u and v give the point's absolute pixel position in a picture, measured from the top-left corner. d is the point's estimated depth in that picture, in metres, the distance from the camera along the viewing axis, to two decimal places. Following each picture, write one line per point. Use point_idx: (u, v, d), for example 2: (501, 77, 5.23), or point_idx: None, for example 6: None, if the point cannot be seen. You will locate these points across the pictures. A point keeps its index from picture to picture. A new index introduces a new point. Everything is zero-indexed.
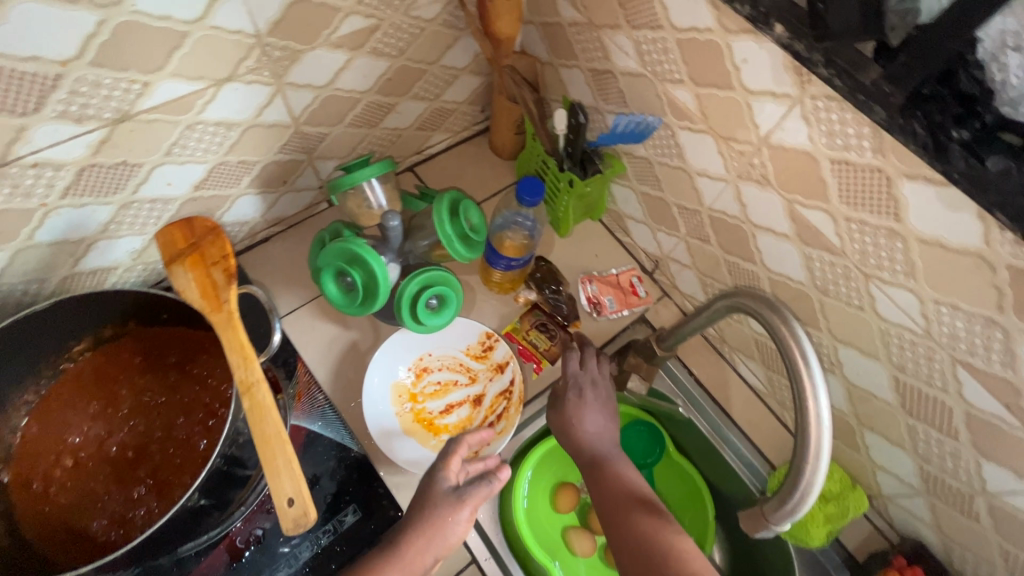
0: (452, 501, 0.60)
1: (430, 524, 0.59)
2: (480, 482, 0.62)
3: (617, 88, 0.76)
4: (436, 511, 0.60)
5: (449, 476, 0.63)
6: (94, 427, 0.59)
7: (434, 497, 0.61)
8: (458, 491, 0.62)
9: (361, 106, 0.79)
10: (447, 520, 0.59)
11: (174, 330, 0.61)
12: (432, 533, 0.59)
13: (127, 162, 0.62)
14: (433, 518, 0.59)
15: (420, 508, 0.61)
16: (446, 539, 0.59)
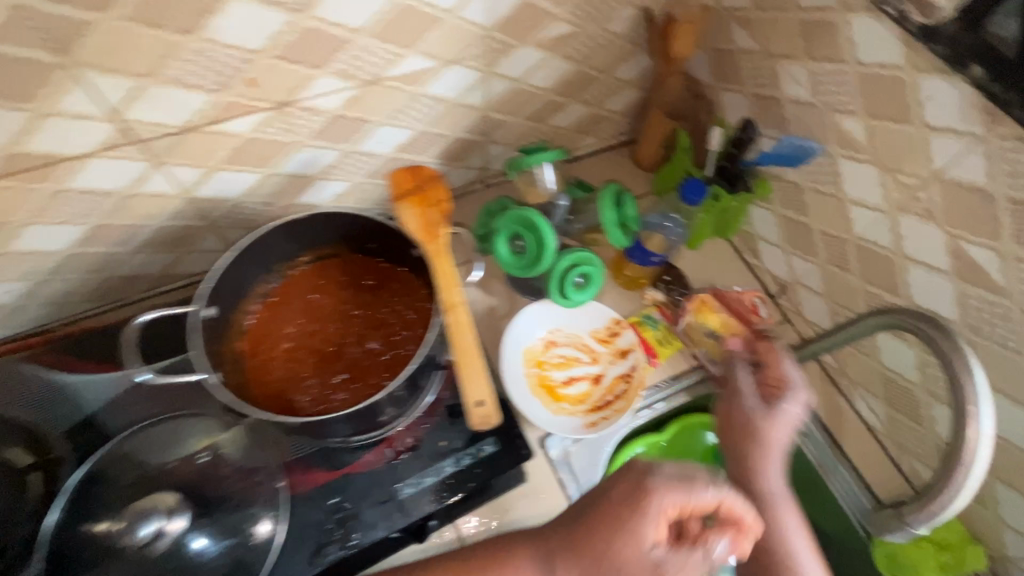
0: (637, 536, 0.56)
1: (610, 558, 0.57)
2: (672, 557, 0.56)
3: (781, 113, 0.81)
4: (627, 548, 0.56)
5: (656, 534, 0.56)
6: (303, 322, 0.69)
7: (625, 528, 0.56)
8: (650, 539, 0.56)
9: (539, 102, 0.90)
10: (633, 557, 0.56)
11: (376, 261, 0.73)
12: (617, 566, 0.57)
13: (362, 118, 0.75)
14: (614, 560, 0.57)
15: (606, 537, 0.57)
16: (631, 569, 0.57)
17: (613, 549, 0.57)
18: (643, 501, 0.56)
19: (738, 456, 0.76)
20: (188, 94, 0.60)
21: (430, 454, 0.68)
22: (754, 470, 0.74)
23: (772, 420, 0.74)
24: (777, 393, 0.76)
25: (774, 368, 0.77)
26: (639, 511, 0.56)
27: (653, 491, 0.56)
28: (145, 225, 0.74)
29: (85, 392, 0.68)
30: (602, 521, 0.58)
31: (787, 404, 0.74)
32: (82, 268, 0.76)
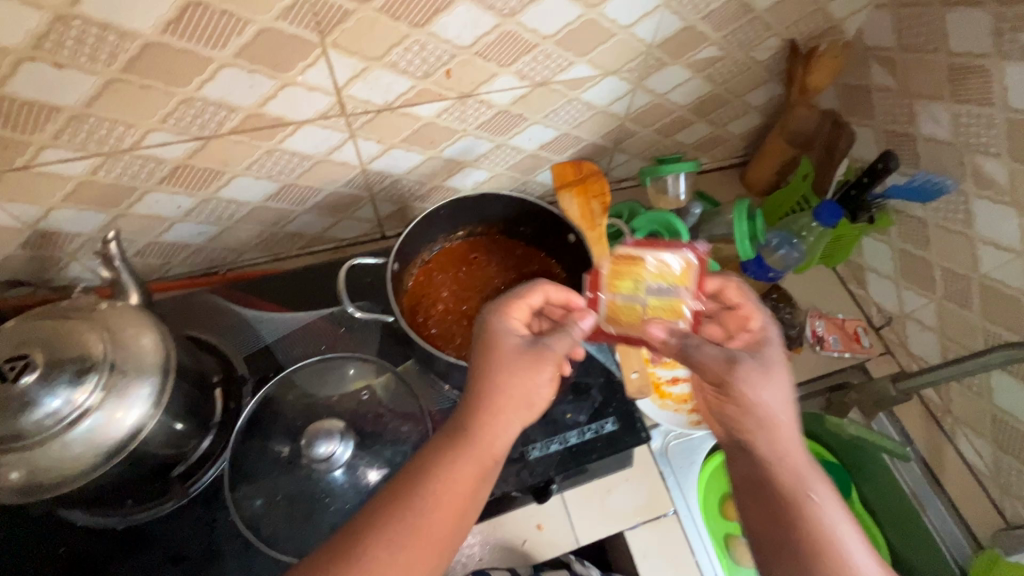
0: (540, 364, 0.58)
1: (513, 391, 0.57)
2: (558, 334, 0.60)
3: (915, 150, 0.85)
4: (512, 377, 0.57)
5: (518, 328, 0.61)
6: (456, 289, 0.78)
7: (514, 356, 0.58)
8: (543, 350, 0.59)
9: (671, 117, 0.96)
10: (533, 385, 0.57)
11: (522, 243, 0.81)
12: (517, 399, 0.56)
13: (523, 115, 0.83)
14: (511, 389, 0.57)
15: (496, 373, 0.57)
16: (535, 395, 0.58)
17: (501, 381, 0.56)
18: (494, 339, 0.59)
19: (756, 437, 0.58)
20: (399, 78, 0.69)
21: (557, 424, 0.74)
22: (783, 442, 0.57)
23: (773, 378, 0.58)
24: (748, 342, 0.63)
25: (749, 314, 0.65)
26: (495, 346, 0.59)
27: (510, 304, 0.61)
28: (322, 188, 0.84)
29: (263, 326, 0.78)
30: (497, 361, 0.58)
31: (773, 352, 0.61)
32: (261, 220, 0.86)
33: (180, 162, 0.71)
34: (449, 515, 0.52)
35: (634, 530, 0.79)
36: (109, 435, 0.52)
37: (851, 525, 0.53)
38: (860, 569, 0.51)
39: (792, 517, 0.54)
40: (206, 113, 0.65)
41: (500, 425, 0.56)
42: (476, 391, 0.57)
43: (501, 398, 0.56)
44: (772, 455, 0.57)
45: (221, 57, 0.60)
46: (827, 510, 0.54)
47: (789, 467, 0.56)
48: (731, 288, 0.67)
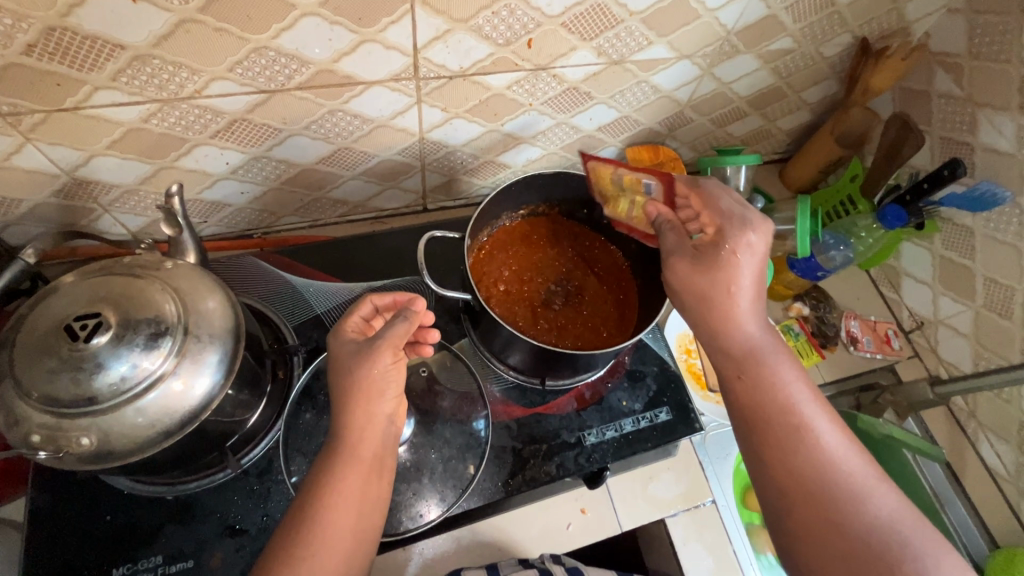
0: (371, 355, 0.56)
1: (358, 387, 0.56)
2: (393, 320, 0.59)
3: (971, 160, 0.85)
4: (357, 377, 0.56)
5: (354, 336, 0.60)
6: (515, 270, 0.76)
7: (352, 358, 0.57)
8: (374, 343, 0.58)
9: (729, 108, 0.94)
10: (372, 377, 0.56)
11: (583, 228, 0.79)
12: (358, 398, 0.56)
13: (590, 94, 0.81)
14: (364, 385, 0.56)
15: (343, 377, 0.57)
16: (382, 389, 0.57)
17: (356, 384, 0.56)
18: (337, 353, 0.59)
19: (702, 322, 0.59)
20: (479, 44, 0.66)
21: (613, 410, 0.73)
22: (735, 323, 0.58)
23: (732, 266, 0.57)
24: (713, 236, 0.60)
25: (710, 211, 0.61)
26: (337, 358, 0.59)
27: (340, 321, 0.61)
28: (376, 154, 0.80)
29: (313, 295, 0.75)
30: (343, 367, 0.58)
31: (732, 241, 0.58)
32: (307, 184, 0.82)
33: (239, 116, 0.66)
34: (350, 513, 0.53)
35: (676, 518, 0.79)
36: (179, 404, 0.49)
37: (819, 410, 0.55)
38: (818, 434, 0.54)
39: (754, 394, 0.56)
40: (276, 65, 0.61)
41: (366, 421, 0.56)
42: (337, 398, 0.57)
43: (351, 398, 0.56)
44: (734, 340, 0.58)
45: (305, 5, 0.55)
46: (788, 377, 0.56)
47: (748, 345, 0.57)
48: (696, 191, 0.63)
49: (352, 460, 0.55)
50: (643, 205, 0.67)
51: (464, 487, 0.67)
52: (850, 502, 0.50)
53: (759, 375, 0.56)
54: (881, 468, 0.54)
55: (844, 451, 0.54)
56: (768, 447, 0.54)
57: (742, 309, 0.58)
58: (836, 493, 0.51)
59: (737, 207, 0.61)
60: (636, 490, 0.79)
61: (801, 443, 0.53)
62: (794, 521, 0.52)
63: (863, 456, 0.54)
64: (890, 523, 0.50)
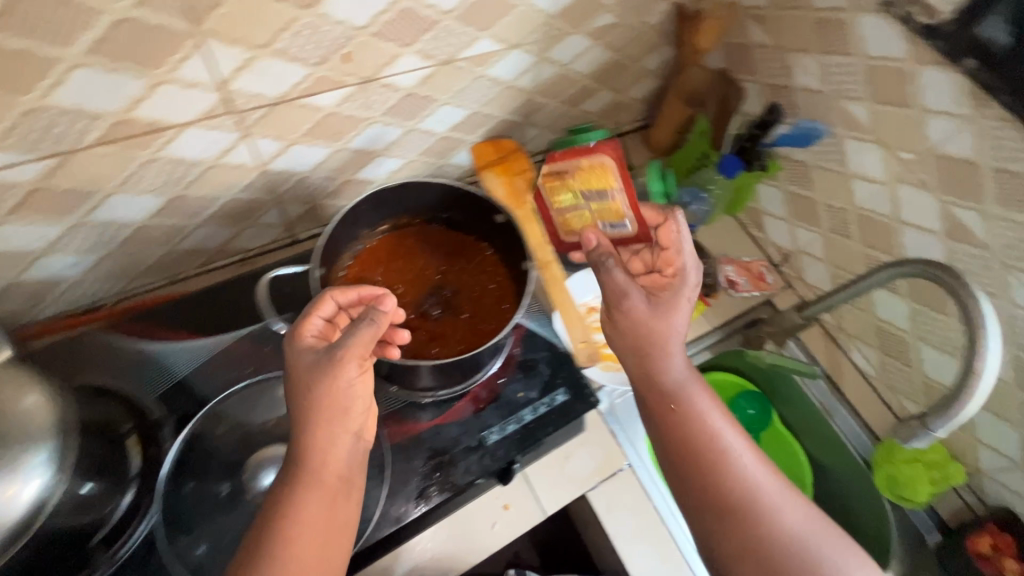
0: (334, 369, 0.54)
1: (314, 411, 0.55)
2: (355, 327, 0.55)
3: (793, 100, 0.93)
4: (316, 399, 0.55)
5: (312, 343, 0.58)
6: (388, 288, 0.74)
7: (305, 373, 0.56)
8: (337, 353, 0.55)
9: (577, 87, 0.97)
10: (334, 399, 0.55)
11: (450, 230, 0.78)
12: (319, 419, 0.55)
13: (431, 96, 0.80)
14: (331, 406, 0.55)
15: (298, 395, 0.56)
16: (344, 408, 0.56)
17: (316, 407, 0.55)
18: (295, 366, 0.57)
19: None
20: (291, 67, 0.64)
21: (510, 406, 0.74)
22: (665, 365, 0.66)
23: (671, 308, 0.66)
24: (670, 280, 0.69)
25: (670, 254, 0.69)
26: (295, 369, 0.57)
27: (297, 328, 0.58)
28: (218, 197, 0.75)
29: (176, 359, 0.70)
30: (302, 384, 0.56)
31: (684, 287, 0.67)
32: (150, 241, 0.76)
33: (36, 185, 0.60)
34: (315, 537, 0.54)
35: (596, 490, 0.82)
36: (6, 514, 0.47)
37: (736, 435, 0.64)
38: (740, 460, 0.63)
39: (683, 423, 0.65)
40: (60, 125, 0.56)
41: (323, 445, 0.56)
42: (296, 422, 0.56)
43: (313, 420, 0.55)
44: (665, 376, 0.66)
45: (71, 57, 0.51)
46: (709, 408, 0.65)
47: (678, 382, 0.66)
48: (664, 227, 0.69)
49: (316, 487, 0.55)
50: (586, 221, 0.73)
51: (372, 518, 0.66)
52: (767, 516, 0.60)
53: (683, 405, 0.65)
54: (793, 485, 0.63)
55: (760, 470, 0.63)
56: (693, 469, 0.63)
57: (664, 349, 0.66)
58: (754, 510, 0.60)
59: (694, 259, 0.68)
60: (555, 475, 0.81)
61: (722, 465, 0.62)
62: (720, 534, 0.61)
63: (778, 477, 0.63)
64: (796, 533, 0.59)
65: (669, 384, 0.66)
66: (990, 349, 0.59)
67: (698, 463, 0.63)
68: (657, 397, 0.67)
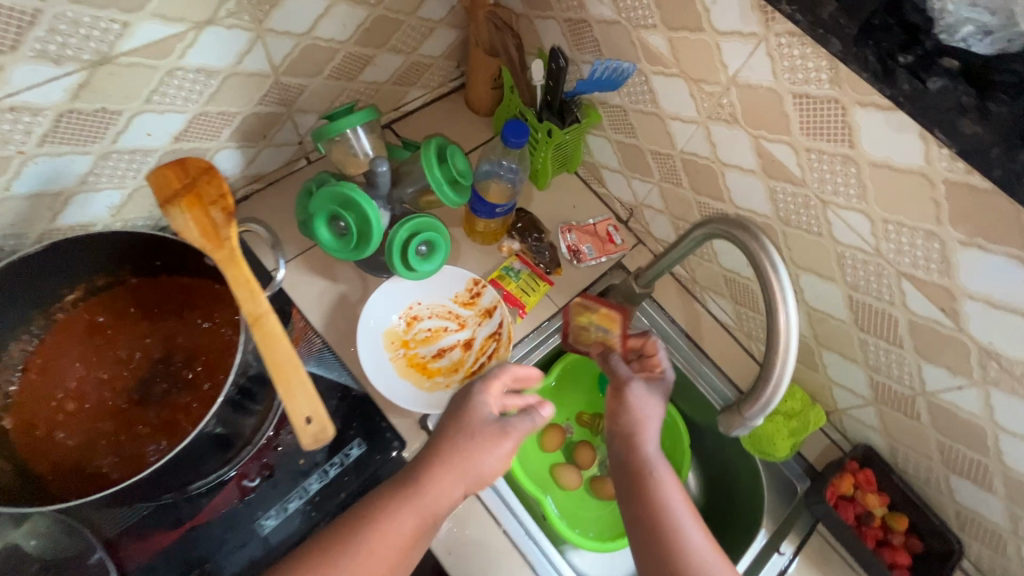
0: (504, 439, 0.61)
1: (465, 458, 0.59)
2: (523, 415, 0.63)
3: (592, 36, 0.78)
4: (473, 453, 0.59)
5: (491, 404, 0.63)
6: (94, 373, 0.57)
7: (478, 429, 0.60)
8: (504, 429, 0.61)
9: (341, 57, 0.78)
10: (482, 460, 0.59)
11: (171, 279, 0.61)
12: (458, 470, 0.58)
13: (107, 109, 0.61)
14: (468, 459, 0.59)
15: (454, 444, 0.60)
16: (479, 473, 0.59)
17: (460, 447, 0.59)
18: (462, 413, 0.62)
19: (296, 392, 0.48)
20: None
21: (289, 478, 0.62)
22: (639, 440, 0.68)
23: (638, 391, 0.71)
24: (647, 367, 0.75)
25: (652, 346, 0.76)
26: (464, 427, 0.61)
27: (490, 379, 0.64)
28: None
29: None
30: (466, 429, 0.61)
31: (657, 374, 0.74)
32: None
33: None
34: (367, 573, 0.53)
35: (435, 527, 0.74)
36: None
37: (693, 515, 0.63)
38: (694, 542, 0.61)
39: (643, 492, 0.64)
40: None
41: (442, 487, 0.58)
42: (434, 452, 0.59)
43: (454, 457, 0.59)
44: (631, 450, 0.68)
45: None
46: (668, 487, 0.65)
47: (645, 456, 0.67)
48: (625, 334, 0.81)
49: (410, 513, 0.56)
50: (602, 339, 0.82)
51: None
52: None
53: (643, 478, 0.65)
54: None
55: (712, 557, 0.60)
56: (645, 547, 0.62)
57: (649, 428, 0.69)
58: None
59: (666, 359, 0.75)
60: None
61: (672, 543, 0.60)
62: None
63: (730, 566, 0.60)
64: None
65: (632, 455, 0.67)
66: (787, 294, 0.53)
67: (652, 539, 0.61)
68: (615, 466, 0.69)
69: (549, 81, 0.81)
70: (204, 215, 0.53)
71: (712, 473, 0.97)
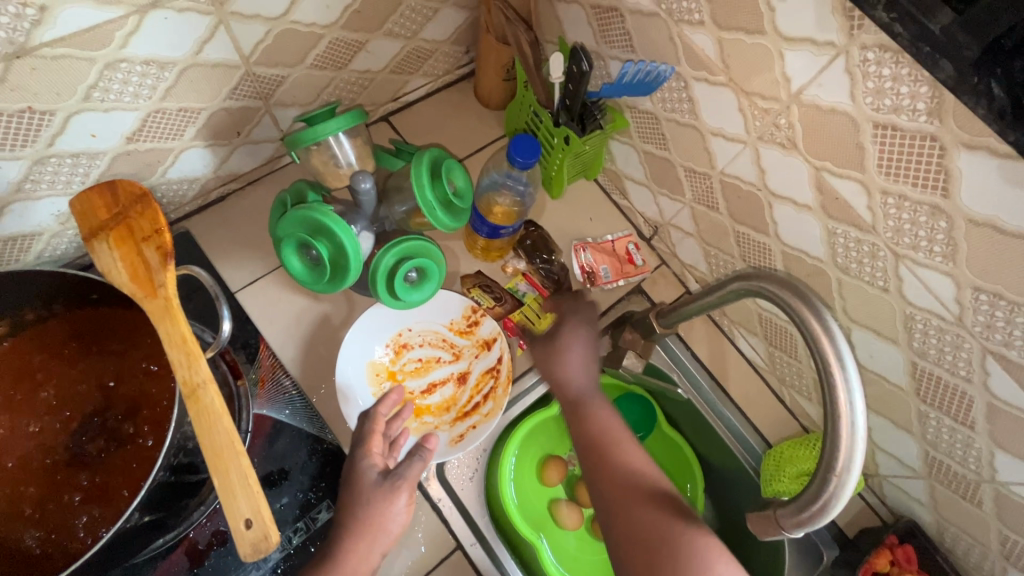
0: (390, 492, 0.55)
1: (367, 523, 0.54)
2: (410, 462, 0.58)
3: (623, 29, 0.65)
4: (373, 509, 0.54)
5: (377, 460, 0.58)
6: (19, 425, 0.50)
7: (367, 494, 0.55)
8: (393, 481, 0.56)
9: (325, 44, 0.66)
10: (386, 517, 0.54)
11: (109, 314, 0.50)
12: (365, 532, 0.54)
13: (34, 108, 0.51)
14: (365, 518, 0.54)
15: (353, 508, 0.55)
16: (388, 534, 0.54)
17: (357, 514, 0.54)
18: (349, 479, 0.57)
19: (234, 488, 0.40)
20: None
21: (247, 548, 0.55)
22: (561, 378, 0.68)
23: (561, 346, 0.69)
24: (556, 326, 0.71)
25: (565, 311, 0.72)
26: (355, 495, 0.56)
27: (368, 436, 0.60)
28: None
29: None
30: (356, 496, 0.56)
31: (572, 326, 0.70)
32: None
33: None
34: None
35: None
36: None
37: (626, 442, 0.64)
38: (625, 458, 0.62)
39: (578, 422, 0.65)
40: None
41: (359, 554, 0.53)
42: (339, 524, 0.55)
43: (355, 522, 0.54)
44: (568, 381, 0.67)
45: None
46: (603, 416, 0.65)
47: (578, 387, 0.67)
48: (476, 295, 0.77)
49: None
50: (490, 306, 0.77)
51: None
52: (638, 513, 0.59)
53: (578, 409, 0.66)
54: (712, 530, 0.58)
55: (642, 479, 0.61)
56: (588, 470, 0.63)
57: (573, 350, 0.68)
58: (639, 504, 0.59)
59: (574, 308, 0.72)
60: None
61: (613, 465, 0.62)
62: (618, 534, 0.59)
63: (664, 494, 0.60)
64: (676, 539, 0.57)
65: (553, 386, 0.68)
66: (844, 381, 0.41)
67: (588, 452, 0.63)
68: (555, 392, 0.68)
69: (569, 82, 0.68)
70: (135, 254, 0.44)
71: (729, 526, 0.86)
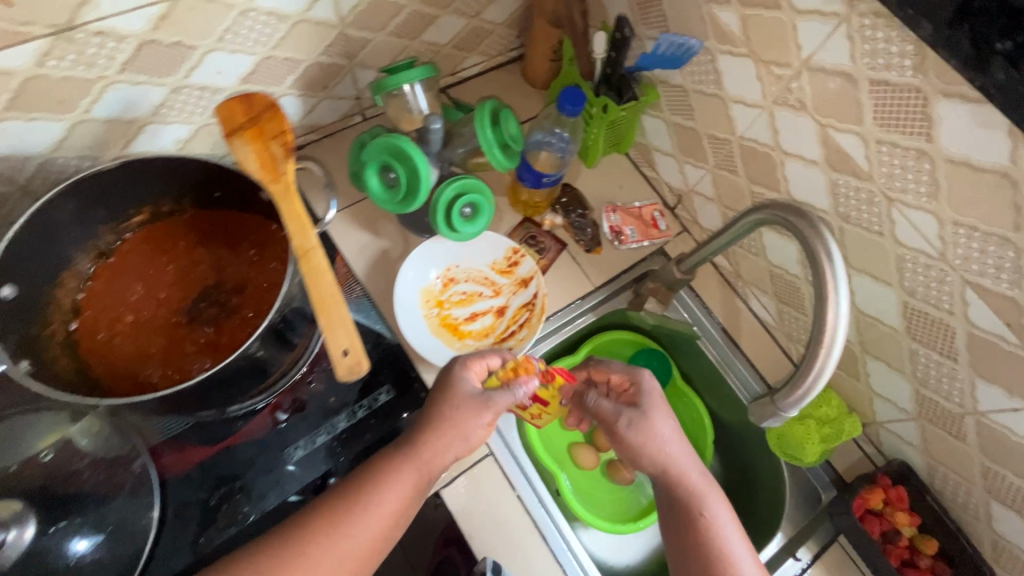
0: (480, 409, 0.63)
1: (450, 426, 0.62)
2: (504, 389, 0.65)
3: (661, 11, 0.76)
4: (461, 415, 0.63)
5: (476, 377, 0.66)
6: (151, 291, 0.61)
7: (462, 401, 0.63)
8: (485, 399, 0.64)
9: (405, 14, 0.79)
10: (469, 426, 0.63)
11: (227, 213, 0.64)
12: (449, 434, 0.62)
13: (183, 43, 0.63)
14: (453, 424, 0.62)
15: (444, 408, 0.63)
16: (466, 440, 0.63)
17: (447, 416, 0.62)
18: (447, 384, 0.65)
19: (336, 325, 0.55)
20: None
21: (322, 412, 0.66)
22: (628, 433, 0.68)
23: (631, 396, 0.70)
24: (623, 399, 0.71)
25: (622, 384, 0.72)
26: (451, 399, 0.63)
27: (471, 355, 0.67)
28: None
29: None
30: (452, 401, 0.63)
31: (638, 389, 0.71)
32: None
33: None
34: (376, 534, 0.57)
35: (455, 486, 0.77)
36: None
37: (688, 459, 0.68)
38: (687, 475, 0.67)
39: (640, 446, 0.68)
40: None
41: (437, 449, 0.61)
42: (423, 420, 0.63)
43: (442, 424, 0.62)
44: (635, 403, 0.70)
45: None
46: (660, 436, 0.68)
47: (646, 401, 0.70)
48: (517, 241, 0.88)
49: (406, 474, 0.59)
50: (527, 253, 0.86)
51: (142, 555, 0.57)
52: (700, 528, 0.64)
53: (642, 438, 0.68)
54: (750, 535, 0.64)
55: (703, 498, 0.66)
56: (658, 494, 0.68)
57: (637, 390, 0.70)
58: (680, 501, 0.66)
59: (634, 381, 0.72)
60: None
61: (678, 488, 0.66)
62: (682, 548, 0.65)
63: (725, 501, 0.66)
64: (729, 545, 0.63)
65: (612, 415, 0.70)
66: (833, 272, 0.50)
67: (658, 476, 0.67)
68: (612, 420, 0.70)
69: (611, 52, 0.79)
70: (264, 148, 0.57)
71: (735, 473, 0.94)
